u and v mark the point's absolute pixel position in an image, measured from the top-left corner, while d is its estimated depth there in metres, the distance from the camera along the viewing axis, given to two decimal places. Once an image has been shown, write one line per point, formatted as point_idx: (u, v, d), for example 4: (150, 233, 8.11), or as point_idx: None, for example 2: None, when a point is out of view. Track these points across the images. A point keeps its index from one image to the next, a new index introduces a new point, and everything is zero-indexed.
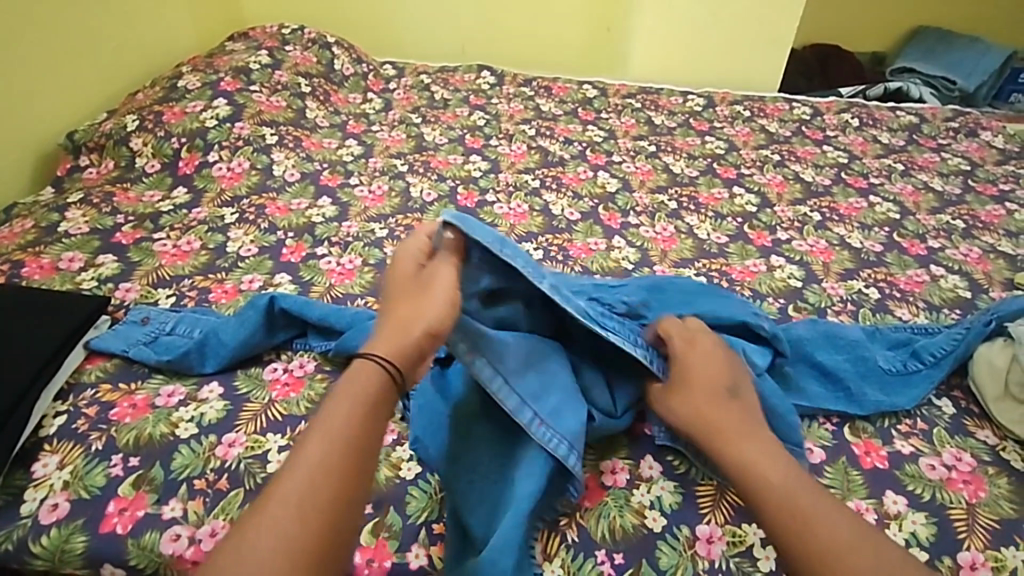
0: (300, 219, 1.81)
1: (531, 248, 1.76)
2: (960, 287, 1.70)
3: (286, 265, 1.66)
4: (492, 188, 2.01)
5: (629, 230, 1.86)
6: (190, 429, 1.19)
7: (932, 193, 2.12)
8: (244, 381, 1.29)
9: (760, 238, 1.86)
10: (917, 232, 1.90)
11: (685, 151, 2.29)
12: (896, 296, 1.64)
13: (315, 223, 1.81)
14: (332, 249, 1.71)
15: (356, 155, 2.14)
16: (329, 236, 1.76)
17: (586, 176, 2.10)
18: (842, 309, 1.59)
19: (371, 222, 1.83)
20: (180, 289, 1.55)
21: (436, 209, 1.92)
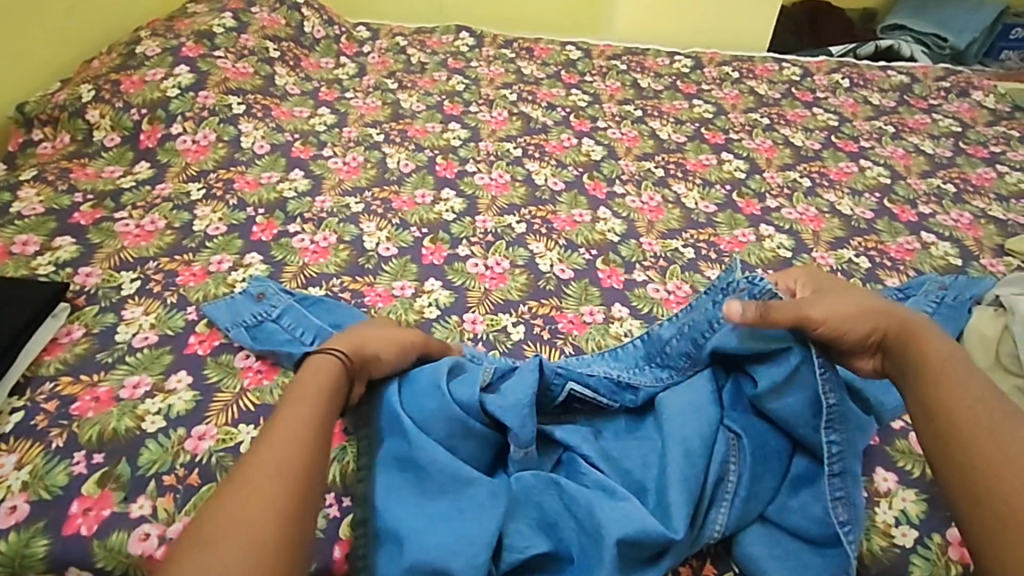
0: (154, 94, 1.33)
1: (375, 132, 1.40)
2: (886, 175, 1.38)
3: (146, 153, 1.27)
4: (354, 87, 1.56)
5: (520, 112, 1.51)
6: (52, 274, 1.02)
7: (873, 103, 1.67)
8: (29, 261, 1.03)
9: (672, 109, 1.57)
10: (872, 136, 1.51)
11: (615, 50, 1.82)
12: (831, 186, 1.32)
13: (170, 95, 1.34)
14: (187, 123, 1.32)
15: (192, 15, 1.56)
16: (182, 110, 1.33)
17: (468, 62, 1.72)
18: (780, 193, 1.29)
19: (199, 45, 1.45)
20: (19, 160, 1.25)
21: (282, 82, 1.51)
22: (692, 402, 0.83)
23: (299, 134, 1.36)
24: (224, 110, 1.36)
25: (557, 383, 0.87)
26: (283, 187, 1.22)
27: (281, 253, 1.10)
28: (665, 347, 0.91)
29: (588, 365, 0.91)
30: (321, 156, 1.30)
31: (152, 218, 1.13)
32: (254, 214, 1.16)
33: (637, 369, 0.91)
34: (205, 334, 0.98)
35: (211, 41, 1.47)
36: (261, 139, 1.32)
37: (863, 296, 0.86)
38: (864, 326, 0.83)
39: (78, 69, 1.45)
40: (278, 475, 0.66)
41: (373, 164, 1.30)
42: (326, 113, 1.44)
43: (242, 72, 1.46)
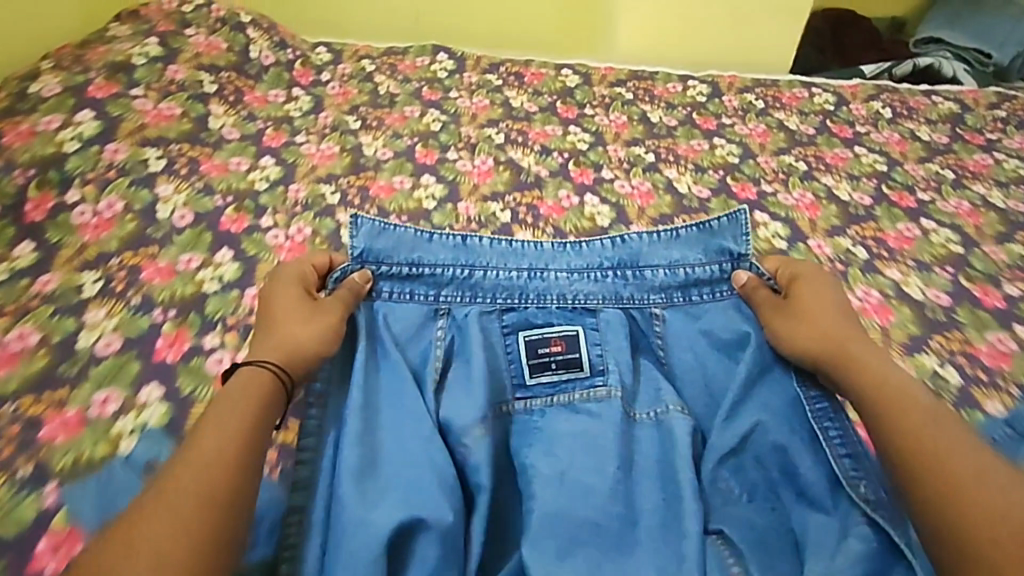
0: (46, 149, 1.05)
1: (328, 191, 1.15)
2: (956, 241, 1.15)
3: (36, 230, 1.01)
4: (308, 128, 1.30)
5: (507, 159, 1.25)
6: None
7: (923, 138, 1.43)
8: None
9: (689, 152, 1.32)
10: (929, 184, 1.28)
11: (619, 73, 1.56)
12: (892, 261, 1.09)
13: (68, 150, 1.06)
14: (88, 187, 1.05)
15: (107, 40, 1.28)
16: (83, 169, 1.06)
17: (446, 92, 1.45)
18: (831, 271, 1.05)
19: (111, 82, 1.17)
20: None
21: (216, 125, 1.25)
22: (664, 465, 0.78)
23: (234, 198, 1.12)
24: (137, 168, 1.10)
25: (510, 340, 0.84)
26: (203, 273, 0.99)
27: (188, 379, 0.85)
28: (638, 274, 0.89)
29: (541, 277, 0.87)
30: (259, 229, 1.07)
31: (20, 330, 0.90)
32: (158, 318, 0.92)
33: (591, 282, 0.88)
34: (62, 535, 0.71)
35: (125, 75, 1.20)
36: (183, 206, 1.08)
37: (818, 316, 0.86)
38: (816, 352, 0.83)
39: None
40: (198, 489, 0.63)
41: (322, 239, 1.06)
42: (271, 167, 1.18)
43: (166, 115, 1.19)
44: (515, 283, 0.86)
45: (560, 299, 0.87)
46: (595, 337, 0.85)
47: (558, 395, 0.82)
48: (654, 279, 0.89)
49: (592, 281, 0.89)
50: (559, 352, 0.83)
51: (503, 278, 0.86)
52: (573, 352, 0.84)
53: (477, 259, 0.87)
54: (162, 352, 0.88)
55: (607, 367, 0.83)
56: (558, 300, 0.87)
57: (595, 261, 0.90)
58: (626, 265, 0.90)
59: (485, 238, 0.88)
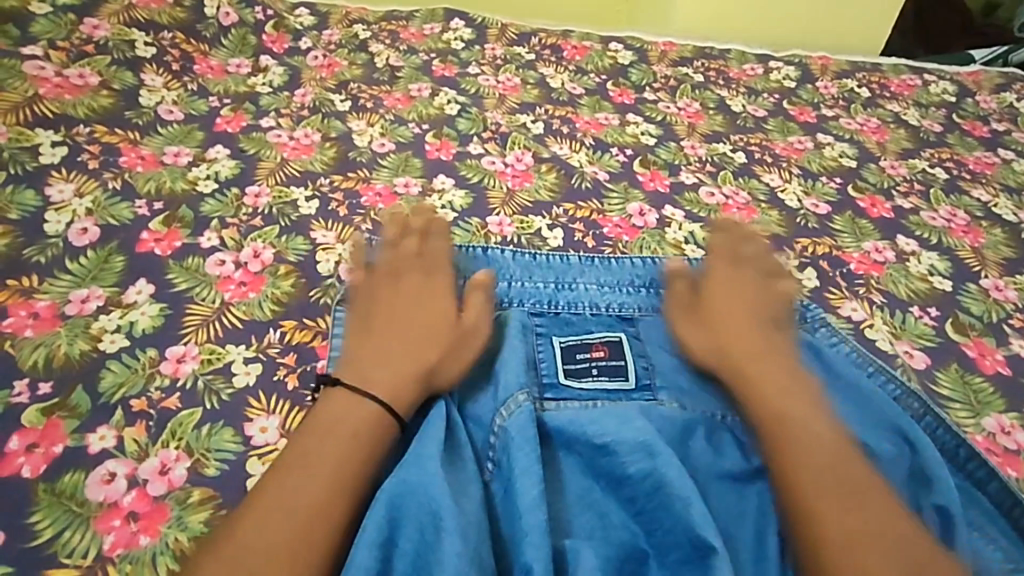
0: None
1: (302, 194, 0.80)
2: None
3: None
4: (280, 107, 0.96)
5: (551, 156, 0.92)
6: None
7: None
8: None
9: (790, 152, 1.00)
10: None
11: (684, 51, 1.23)
12: None
13: None
14: None
15: None
16: None
17: (462, 67, 1.12)
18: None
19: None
20: None
21: (148, 100, 0.90)
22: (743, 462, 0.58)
23: (164, 202, 0.76)
24: (22, 157, 0.76)
25: (543, 346, 0.66)
26: (105, 319, 0.63)
27: (49, 517, 0.51)
28: None
29: (569, 288, 0.72)
30: (197, 249, 0.71)
31: None
32: (17, 400, 0.57)
33: (629, 295, 0.73)
34: None
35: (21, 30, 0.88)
36: (84, 217, 0.72)
37: (722, 308, 0.68)
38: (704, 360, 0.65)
39: None
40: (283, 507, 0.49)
41: (289, 268, 0.71)
42: (224, 160, 0.84)
43: (74, 85, 0.87)
44: (541, 293, 0.72)
45: (593, 308, 0.71)
46: (641, 347, 0.67)
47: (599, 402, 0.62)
48: None
49: (626, 294, 0.73)
50: (602, 359, 0.66)
51: (537, 295, 0.71)
52: (618, 359, 0.66)
53: (497, 272, 0.73)
54: (14, 463, 0.53)
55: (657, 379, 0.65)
56: (591, 309, 0.71)
57: (627, 277, 0.75)
58: (658, 282, 0.74)
59: (509, 249, 0.75)
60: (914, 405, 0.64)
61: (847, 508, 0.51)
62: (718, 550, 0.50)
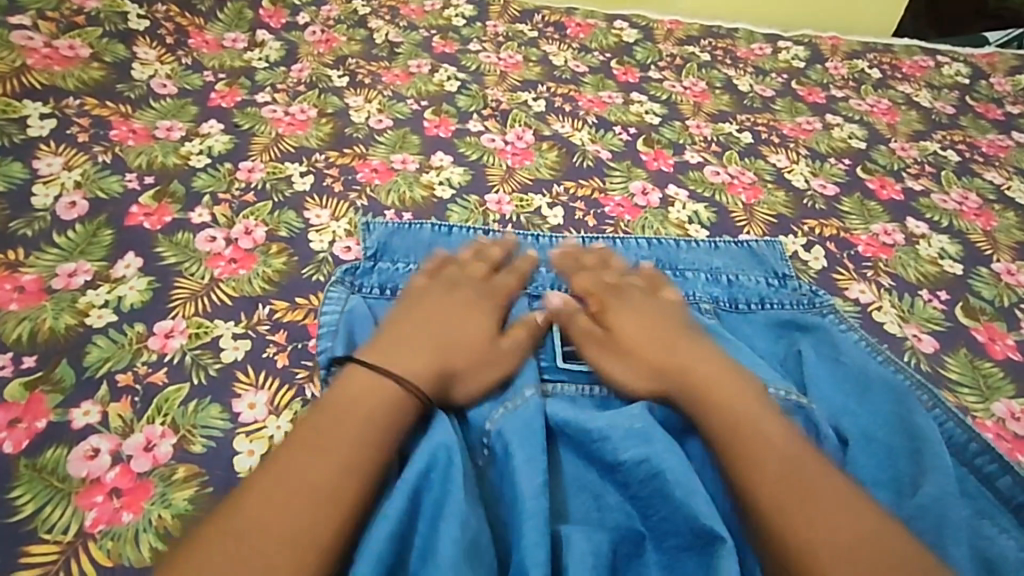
0: None
1: (296, 170, 0.79)
2: None
3: None
4: (275, 82, 0.93)
5: (553, 134, 0.89)
6: None
7: None
8: None
9: (798, 133, 0.97)
10: None
11: (690, 30, 1.20)
12: None
13: None
14: None
15: None
16: None
17: (463, 44, 1.09)
18: None
19: None
20: None
21: (141, 73, 0.88)
22: None
23: (155, 176, 0.74)
24: (10, 129, 0.75)
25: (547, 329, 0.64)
26: (92, 294, 0.62)
27: (30, 492, 0.50)
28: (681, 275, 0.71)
29: (572, 270, 0.71)
30: (187, 225, 0.70)
31: None
32: (1, 374, 0.55)
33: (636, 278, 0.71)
34: None
35: (10, 3, 0.87)
36: (72, 190, 0.71)
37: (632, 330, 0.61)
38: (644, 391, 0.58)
39: None
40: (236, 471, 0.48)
41: (281, 246, 0.69)
42: (217, 135, 0.82)
43: (65, 56, 0.85)
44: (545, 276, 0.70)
45: None
46: None
47: (598, 385, 0.61)
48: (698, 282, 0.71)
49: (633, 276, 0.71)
50: None
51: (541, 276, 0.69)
52: None
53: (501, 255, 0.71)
54: None
55: None
56: None
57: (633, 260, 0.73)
58: (665, 266, 0.72)
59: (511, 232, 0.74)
60: (922, 395, 0.62)
61: (782, 484, 0.48)
62: (725, 537, 0.48)
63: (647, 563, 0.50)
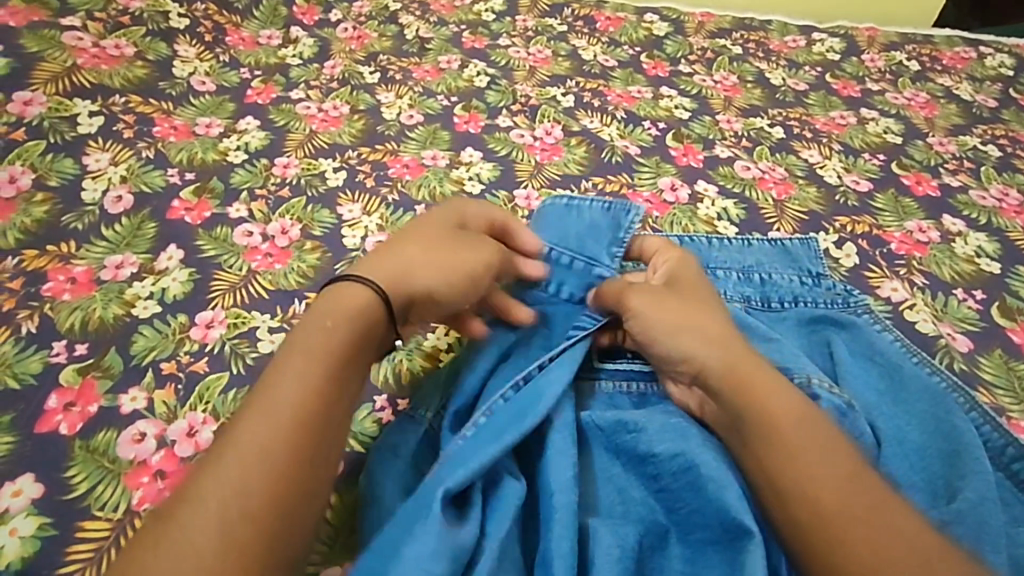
0: None
1: (330, 166, 0.80)
2: None
3: None
4: (309, 79, 0.96)
5: (581, 129, 0.90)
6: None
7: None
8: None
9: (831, 127, 0.96)
10: None
11: (721, 23, 1.18)
12: None
13: None
14: None
15: None
16: None
17: (493, 39, 1.10)
18: None
19: (37, 14, 0.87)
20: None
21: (181, 71, 0.90)
22: None
23: (196, 172, 0.77)
24: (60, 126, 0.77)
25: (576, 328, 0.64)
26: (138, 286, 0.65)
27: (84, 472, 0.53)
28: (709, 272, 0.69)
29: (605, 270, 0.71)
30: (226, 219, 0.72)
31: None
32: (56, 360, 0.58)
33: None
34: None
35: (61, 5, 0.91)
36: (118, 184, 0.74)
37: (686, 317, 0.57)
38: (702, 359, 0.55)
39: None
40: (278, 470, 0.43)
41: (315, 243, 0.71)
42: (254, 132, 0.85)
43: (111, 57, 0.87)
44: None
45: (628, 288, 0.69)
46: None
47: (634, 382, 0.61)
48: (728, 280, 0.68)
49: None
50: None
51: None
52: None
53: None
54: (53, 420, 0.55)
55: None
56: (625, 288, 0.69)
57: None
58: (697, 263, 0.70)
59: None
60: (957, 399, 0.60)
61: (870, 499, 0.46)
62: (754, 533, 0.48)
63: (670, 555, 0.51)
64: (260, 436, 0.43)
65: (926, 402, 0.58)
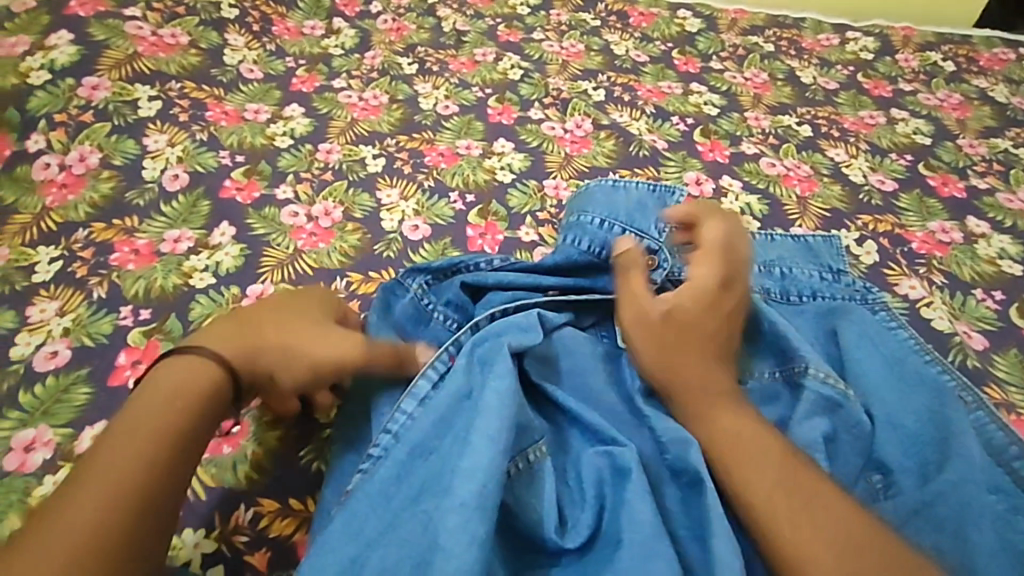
0: (9, 82, 0.80)
1: (370, 153, 0.85)
2: None
3: None
4: (350, 69, 1.00)
5: (611, 123, 0.92)
6: None
7: None
8: None
9: (860, 127, 0.97)
10: None
11: (754, 20, 1.19)
12: None
13: (33, 86, 0.81)
14: (54, 134, 0.79)
15: None
16: (52, 110, 0.80)
17: (527, 33, 1.13)
18: None
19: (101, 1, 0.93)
20: None
21: (232, 60, 0.95)
22: None
23: (245, 155, 0.82)
24: (123, 109, 0.82)
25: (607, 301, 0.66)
26: (195, 260, 0.70)
27: None
28: None
29: None
30: (273, 200, 0.77)
31: None
32: (124, 323, 0.64)
33: None
34: None
35: None
36: (175, 163, 0.79)
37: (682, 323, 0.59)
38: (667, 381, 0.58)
39: None
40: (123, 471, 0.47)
41: (355, 224, 0.75)
42: (298, 118, 0.89)
43: (168, 44, 0.92)
44: None
45: None
46: None
47: None
48: (747, 275, 0.71)
49: None
50: None
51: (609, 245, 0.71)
52: None
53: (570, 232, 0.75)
54: (122, 374, 0.60)
55: None
56: None
57: None
58: None
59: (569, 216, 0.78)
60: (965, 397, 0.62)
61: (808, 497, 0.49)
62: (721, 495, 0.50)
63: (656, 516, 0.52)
64: (122, 460, 0.46)
65: (929, 397, 0.59)
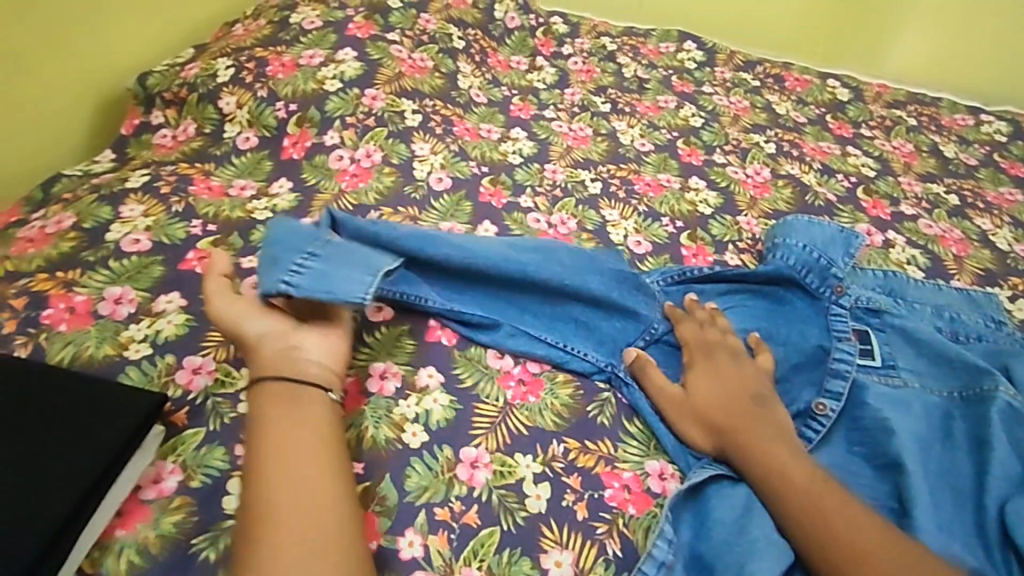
0: (308, 87, 0.99)
1: (588, 177, 1.01)
2: None
3: (289, 165, 0.94)
4: (556, 102, 1.17)
5: (786, 174, 1.07)
6: (143, 353, 0.68)
7: None
8: (128, 335, 0.69)
9: (1000, 201, 1.10)
10: None
11: (896, 95, 1.34)
12: None
13: (327, 92, 0.99)
14: (346, 134, 0.97)
15: None
16: (343, 113, 0.98)
17: (698, 85, 1.29)
18: None
19: (369, 23, 1.08)
20: (135, 161, 0.94)
21: (464, 84, 1.13)
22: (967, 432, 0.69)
23: (489, 166, 0.99)
24: (395, 118, 1.00)
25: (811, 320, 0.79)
26: None
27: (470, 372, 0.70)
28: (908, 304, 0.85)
29: None
30: (519, 207, 0.94)
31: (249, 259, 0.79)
32: None
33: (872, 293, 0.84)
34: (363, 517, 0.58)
35: None
36: (439, 166, 0.96)
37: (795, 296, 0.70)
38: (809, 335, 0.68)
39: (217, 36, 1.12)
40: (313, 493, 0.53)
41: (589, 235, 0.91)
42: (523, 140, 1.06)
43: (420, 66, 1.09)
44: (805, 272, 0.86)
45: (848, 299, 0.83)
46: (883, 336, 0.78)
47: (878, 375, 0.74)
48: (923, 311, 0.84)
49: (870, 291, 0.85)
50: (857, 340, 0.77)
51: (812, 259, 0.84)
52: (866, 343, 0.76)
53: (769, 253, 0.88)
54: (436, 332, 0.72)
55: (897, 358, 0.76)
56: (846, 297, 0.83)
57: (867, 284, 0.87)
58: (896, 296, 0.85)
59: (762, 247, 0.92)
60: None
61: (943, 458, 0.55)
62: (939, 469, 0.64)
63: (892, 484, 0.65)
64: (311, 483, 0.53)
65: None
